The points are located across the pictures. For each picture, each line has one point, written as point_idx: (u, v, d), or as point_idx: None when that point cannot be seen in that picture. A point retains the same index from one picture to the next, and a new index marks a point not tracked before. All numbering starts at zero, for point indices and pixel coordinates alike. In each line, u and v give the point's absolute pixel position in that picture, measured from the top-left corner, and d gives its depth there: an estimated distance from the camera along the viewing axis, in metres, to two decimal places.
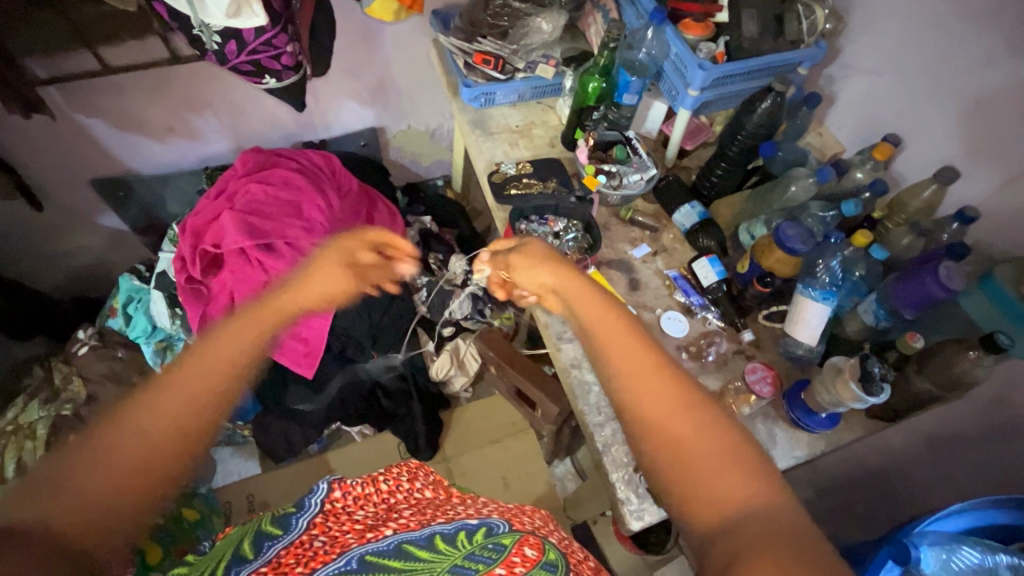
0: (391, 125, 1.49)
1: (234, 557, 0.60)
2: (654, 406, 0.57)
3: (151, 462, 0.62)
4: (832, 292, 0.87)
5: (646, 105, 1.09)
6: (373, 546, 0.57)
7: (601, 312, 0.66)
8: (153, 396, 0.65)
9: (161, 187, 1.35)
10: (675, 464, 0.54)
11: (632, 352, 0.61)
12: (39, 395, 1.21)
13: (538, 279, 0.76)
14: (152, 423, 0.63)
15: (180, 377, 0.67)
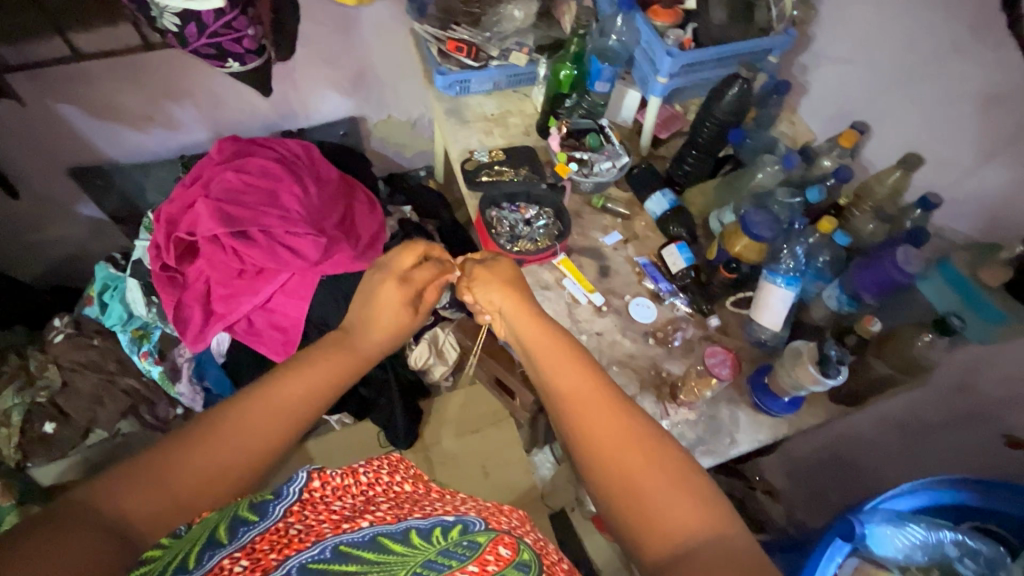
0: (371, 114, 1.49)
1: (208, 540, 0.50)
2: (597, 429, 0.59)
3: (216, 474, 0.55)
4: (795, 278, 0.87)
5: (620, 93, 1.09)
6: (348, 536, 0.50)
7: (551, 341, 0.70)
8: (248, 403, 0.60)
9: (139, 176, 1.35)
10: (621, 485, 0.55)
11: (577, 379, 0.64)
12: (14, 381, 1.20)
13: (490, 298, 0.81)
14: (239, 429, 0.58)
15: (273, 392, 0.62)
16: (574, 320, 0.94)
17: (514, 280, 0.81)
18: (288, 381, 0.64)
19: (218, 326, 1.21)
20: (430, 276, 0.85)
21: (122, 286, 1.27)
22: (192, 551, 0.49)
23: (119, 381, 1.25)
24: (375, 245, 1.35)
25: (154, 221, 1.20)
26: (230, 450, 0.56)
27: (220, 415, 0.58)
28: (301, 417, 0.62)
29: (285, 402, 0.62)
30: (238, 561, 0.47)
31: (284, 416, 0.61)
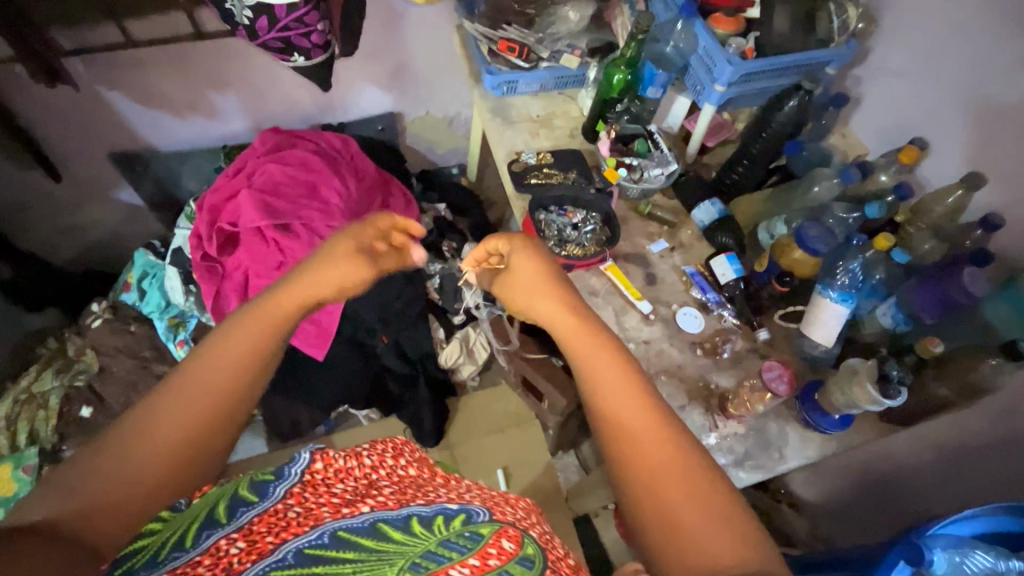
0: (409, 110, 1.48)
1: (208, 518, 0.51)
2: (651, 460, 0.58)
3: (123, 476, 0.50)
4: (850, 295, 0.86)
5: (670, 98, 1.10)
6: (348, 521, 0.49)
7: (590, 343, 0.66)
8: (168, 395, 0.54)
9: (178, 164, 1.35)
10: (663, 511, 0.55)
11: (623, 394, 0.62)
12: (52, 365, 1.23)
13: (524, 301, 0.73)
14: (157, 422, 0.53)
15: (192, 377, 0.55)
16: (623, 326, 0.93)
17: (550, 280, 0.73)
18: (204, 373, 0.55)
19: None
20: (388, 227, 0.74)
21: (160, 273, 1.27)
22: (190, 529, 0.49)
23: (154, 367, 1.23)
24: None
25: (197, 209, 1.21)
26: (135, 459, 0.51)
27: (148, 404, 0.54)
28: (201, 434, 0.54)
29: (222, 373, 0.56)
30: (234, 543, 0.47)
31: (215, 402, 0.55)
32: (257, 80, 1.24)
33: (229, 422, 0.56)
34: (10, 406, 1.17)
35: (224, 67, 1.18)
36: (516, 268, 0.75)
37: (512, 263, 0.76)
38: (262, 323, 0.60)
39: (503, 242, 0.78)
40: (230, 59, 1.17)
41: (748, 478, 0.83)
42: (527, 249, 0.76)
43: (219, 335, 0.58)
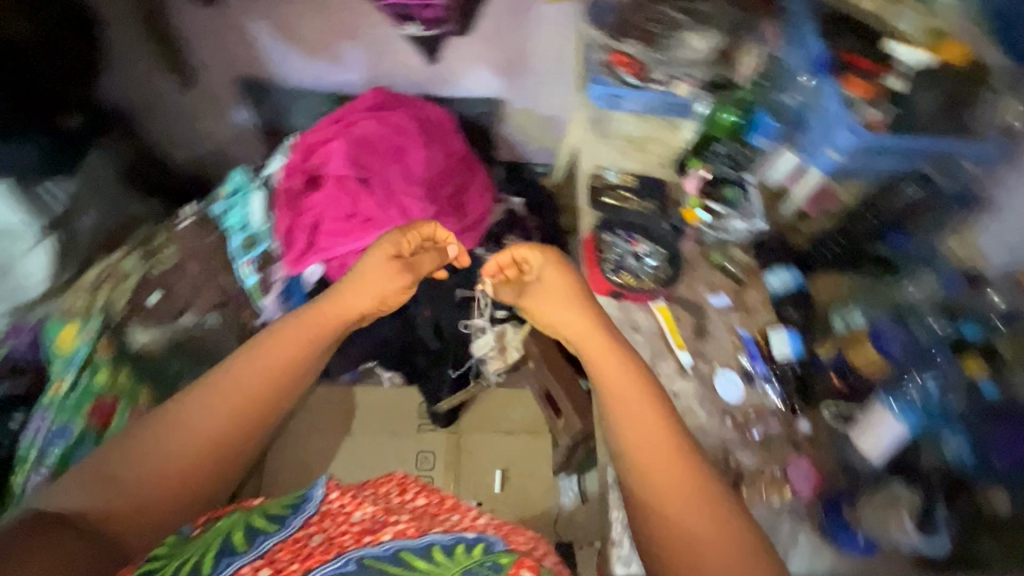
0: (511, 100, 1.47)
1: (226, 545, 0.65)
2: (669, 484, 0.65)
3: (160, 454, 0.70)
4: (915, 413, 0.80)
5: (778, 153, 1.01)
6: (369, 551, 0.63)
7: (613, 362, 0.74)
8: (203, 395, 0.74)
9: (292, 100, 1.44)
10: (676, 528, 0.63)
11: (646, 416, 0.69)
12: (137, 249, 1.32)
13: (561, 310, 0.82)
14: (197, 415, 0.72)
15: (236, 376, 0.75)
16: (655, 371, 0.89)
17: (580, 293, 0.82)
18: (241, 372, 0.75)
19: (317, 258, 1.26)
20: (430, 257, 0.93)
21: (248, 195, 1.37)
22: (210, 556, 0.64)
23: (219, 276, 1.32)
24: (476, 227, 1.35)
25: (296, 145, 1.29)
26: (205, 421, 0.73)
27: (174, 412, 0.73)
28: (234, 414, 0.74)
29: (274, 365, 0.77)
30: (261, 569, 0.62)
31: (249, 394, 0.75)
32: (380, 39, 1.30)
33: (261, 408, 0.76)
34: (97, 274, 1.26)
35: None
36: (546, 278, 0.84)
37: (545, 273, 0.84)
38: (308, 329, 0.81)
39: (534, 253, 0.85)
40: None
41: None
42: (554, 262, 0.85)
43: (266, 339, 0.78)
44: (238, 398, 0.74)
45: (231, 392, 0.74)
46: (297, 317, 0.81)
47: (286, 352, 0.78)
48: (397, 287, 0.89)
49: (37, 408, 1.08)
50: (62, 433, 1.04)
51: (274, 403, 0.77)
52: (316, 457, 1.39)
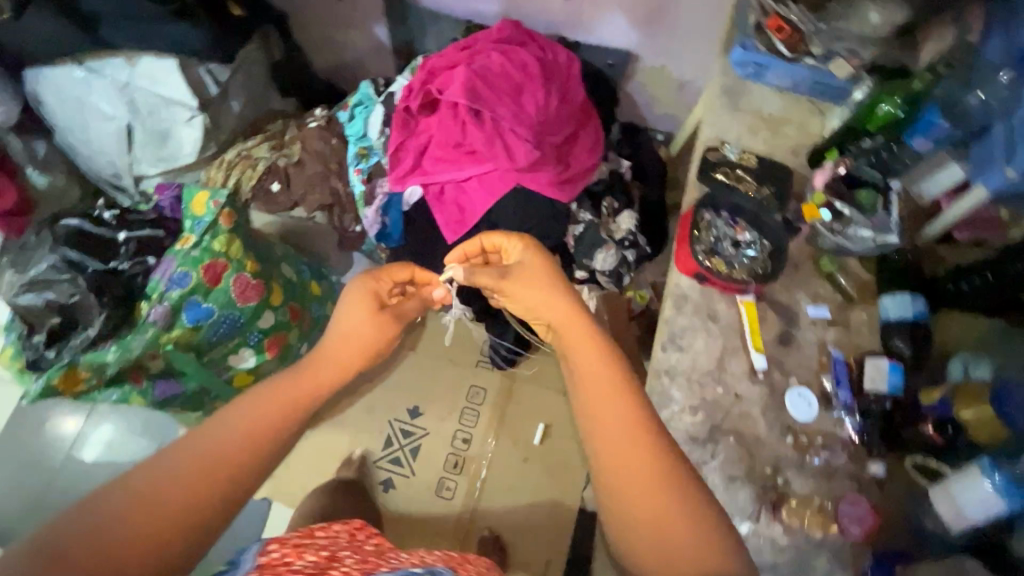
0: (646, 56, 1.39)
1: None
2: (647, 499, 0.64)
3: (162, 488, 0.62)
4: (1017, 493, 0.65)
5: (940, 161, 0.87)
6: None
7: (591, 357, 0.73)
8: (203, 435, 0.68)
9: (429, 22, 1.46)
10: (654, 533, 0.63)
11: (616, 427, 0.68)
12: (270, 140, 1.44)
13: (534, 299, 0.80)
14: (199, 448, 0.67)
15: (235, 416, 0.71)
16: (721, 366, 0.83)
17: (555, 281, 0.82)
18: (243, 412, 0.72)
19: (417, 181, 1.31)
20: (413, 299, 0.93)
21: (371, 108, 1.44)
22: None
23: (331, 180, 1.42)
24: (577, 181, 1.32)
25: (420, 66, 1.32)
26: (187, 473, 0.64)
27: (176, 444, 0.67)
28: (249, 446, 0.69)
29: (282, 402, 0.74)
30: None
31: (259, 428, 0.71)
32: None
33: (276, 436, 0.72)
34: (234, 156, 1.41)
35: None
36: (528, 264, 0.84)
37: (525, 262, 0.85)
38: (310, 381, 0.78)
39: (512, 242, 0.88)
40: None
41: None
42: (534, 251, 0.85)
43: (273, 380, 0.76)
44: (249, 423, 0.71)
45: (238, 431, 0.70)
46: (291, 366, 0.79)
47: (296, 392, 0.76)
48: (388, 337, 0.87)
49: (167, 254, 1.01)
50: (183, 279, 1.00)
51: (281, 438, 0.73)
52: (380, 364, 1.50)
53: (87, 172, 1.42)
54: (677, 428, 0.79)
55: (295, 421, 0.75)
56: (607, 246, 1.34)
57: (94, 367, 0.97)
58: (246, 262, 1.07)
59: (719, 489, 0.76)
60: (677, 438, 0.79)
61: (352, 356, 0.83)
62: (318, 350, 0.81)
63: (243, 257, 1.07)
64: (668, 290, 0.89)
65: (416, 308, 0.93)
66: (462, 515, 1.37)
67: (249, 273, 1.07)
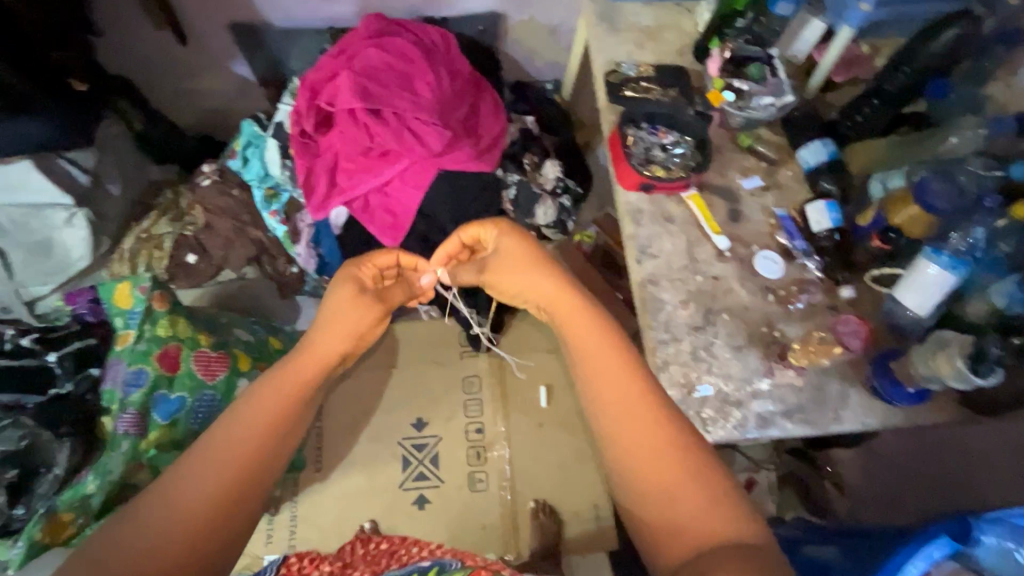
0: (513, 13, 1.42)
1: None
2: (646, 445, 0.64)
3: (165, 510, 0.60)
4: (964, 263, 0.76)
5: (802, 21, 0.98)
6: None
7: (575, 318, 0.77)
8: (197, 454, 0.64)
9: (288, 43, 1.39)
10: (650, 479, 0.63)
11: (617, 379, 0.70)
12: (167, 214, 1.36)
13: (513, 282, 0.85)
14: (199, 467, 0.63)
15: (226, 429, 0.67)
16: (693, 258, 0.89)
17: (533, 258, 0.85)
18: (232, 428, 0.67)
19: (339, 201, 1.26)
20: (400, 288, 0.96)
21: (262, 145, 1.37)
22: None
23: (249, 231, 1.35)
24: (493, 148, 1.33)
25: (299, 86, 1.26)
26: (186, 493, 0.61)
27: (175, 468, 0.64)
28: (245, 459, 0.66)
29: (268, 417, 0.69)
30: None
31: (251, 442, 0.67)
32: None
33: (266, 456, 0.67)
34: (132, 242, 1.33)
35: None
36: (504, 248, 0.88)
37: (501, 245, 0.88)
38: (291, 386, 0.74)
39: (487, 230, 0.91)
40: None
41: (795, 430, 0.79)
42: (509, 234, 0.89)
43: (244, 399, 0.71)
44: (238, 439, 0.66)
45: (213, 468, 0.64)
46: (283, 369, 0.76)
47: (284, 398, 0.72)
48: (372, 318, 0.88)
49: (113, 357, 0.94)
50: (139, 377, 0.93)
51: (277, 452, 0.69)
52: (368, 393, 1.45)
53: None
54: (678, 324, 0.84)
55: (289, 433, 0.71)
56: (544, 199, 1.38)
57: (79, 503, 0.87)
58: (199, 337, 1.00)
59: (733, 361, 0.82)
60: (681, 332, 0.84)
61: (333, 350, 0.81)
62: (305, 355, 0.79)
63: (194, 332, 0.99)
64: (622, 209, 0.93)
65: (404, 294, 0.96)
66: (503, 498, 1.38)
67: (208, 346, 1.00)
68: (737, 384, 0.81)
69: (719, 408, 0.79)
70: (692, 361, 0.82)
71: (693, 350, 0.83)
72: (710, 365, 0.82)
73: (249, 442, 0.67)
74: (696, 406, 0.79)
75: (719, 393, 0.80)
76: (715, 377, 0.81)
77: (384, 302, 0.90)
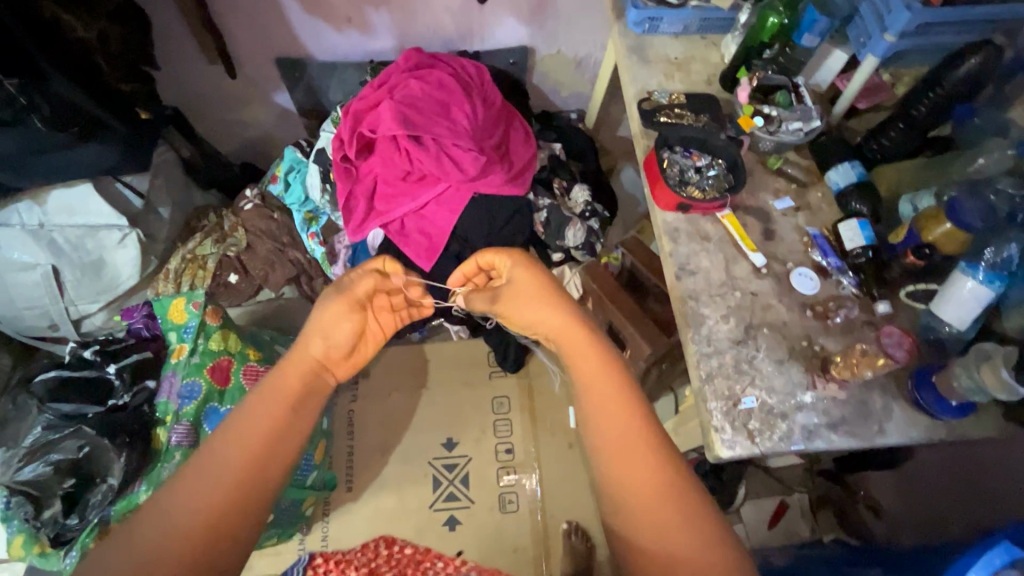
0: (542, 47, 1.49)
1: None
2: (644, 486, 0.65)
3: (166, 527, 0.56)
4: (999, 277, 0.79)
5: (825, 52, 1.04)
6: None
7: (581, 349, 0.77)
8: (203, 459, 0.61)
9: (330, 75, 1.46)
10: (647, 520, 0.63)
11: (619, 419, 0.70)
12: (211, 235, 1.40)
13: (527, 316, 0.85)
14: (194, 488, 0.58)
15: (219, 441, 0.62)
16: (730, 275, 0.92)
17: (548, 291, 0.85)
18: (237, 430, 0.63)
19: (377, 223, 1.31)
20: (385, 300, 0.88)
21: (304, 170, 1.43)
22: None
23: (290, 252, 1.41)
24: (524, 173, 1.38)
25: (342, 114, 1.33)
26: (182, 507, 0.57)
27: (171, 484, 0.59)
28: (263, 466, 0.62)
29: (269, 421, 0.64)
30: None
31: (257, 452, 0.62)
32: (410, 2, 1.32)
33: (267, 466, 0.62)
34: (178, 261, 1.36)
35: None
36: (517, 281, 0.89)
37: (514, 273, 0.90)
38: (289, 390, 0.69)
39: (501, 258, 0.95)
40: None
41: (840, 442, 0.80)
42: (523, 264, 0.91)
43: (243, 405, 0.65)
44: (242, 448, 0.62)
45: (217, 467, 0.60)
46: (292, 368, 0.72)
47: (289, 400, 0.68)
48: (347, 330, 0.79)
49: (167, 370, 0.98)
50: (193, 390, 0.95)
51: (292, 459, 0.65)
52: (398, 413, 1.47)
53: (12, 332, 1.28)
54: (720, 338, 0.87)
55: (299, 435, 0.66)
56: (573, 223, 1.41)
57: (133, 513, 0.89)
58: (247, 352, 1.03)
59: (775, 373, 0.84)
60: (723, 346, 0.86)
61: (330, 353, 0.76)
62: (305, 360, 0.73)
63: (245, 347, 1.03)
64: (659, 228, 0.97)
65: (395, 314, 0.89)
66: (534, 518, 1.38)
67: (257, 362, 1.04)
68: (781, 397, 0.82)
69: (765, 419, 0.81)
70: (735, 374, 0.84)
71: (735, 363, 0.85)
72: (753, 377, 0.84)
73: (265, 445, 0.63)
74: (742, 418, 0.81)
75: (763, 405, 0.82)
76: (758, 390, 0.83)
77: (364, 312, 0.83)
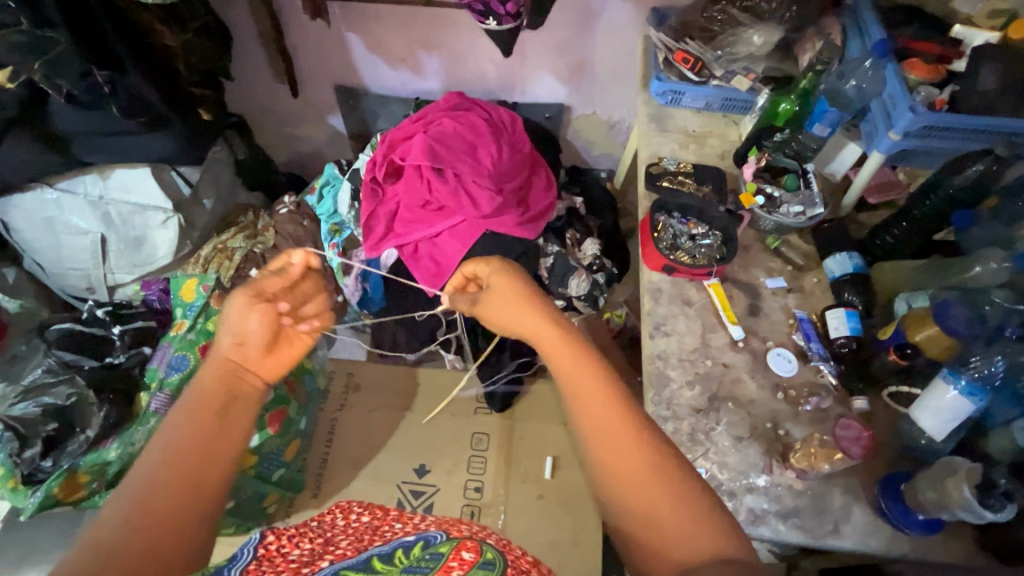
0: (578, 107, 1.58)
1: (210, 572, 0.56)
2: (634, 474, 0.59)
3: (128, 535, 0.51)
4: (981, 391, 0.75)
5: (838, 144, 1.04)
6: (344, 562, 0.59)
7: (557, 342, 0.69)
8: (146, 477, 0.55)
9: (380, 106, 1.59)
10: (641, 512, 0.58)
11: (601, 412, 0.63)
12: (245, 231, 1.52)
13: (501, 313, 0.77)
14: (142, 501, 0.53)
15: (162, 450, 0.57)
16: (705, 343, 0.91)
17: (526, 294, 0.77)
18: (172, 437, 0.58)
19: (392, 244, 1.39)
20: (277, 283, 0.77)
21: (338, 186, 1.54)
22: None
23: None
24: (538, 220, 1.42)
25: (380, 141, 1.44)
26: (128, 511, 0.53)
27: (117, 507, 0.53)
28: (210, 449, 0.58)
29: (208, 409, 0.61)
30: None
31: (202, 445, 0.58)
32: (459, 51, 1.45)
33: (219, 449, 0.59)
34: (209, 250, 1.47)
35: (416, 27, 1.40)
36: (495, 287, 0.80)
37: (496, 280, 0.80)
38: (223, 385, 0.65)
39: (483, 267, 0.85)
40: (429, 23, 1.38)
41: (788, 534, 0.76)
42: (503, 271, 0.81)
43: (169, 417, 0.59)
44: (187, 437, 0.58)
45: (168, 467, 0.56)
46: (218, 359, 0.67)
47: (222, 392, 0.64)
48: (260, 326, 0.71)
49: (163, 342, 1.08)
50: (181, 363, 1.04)
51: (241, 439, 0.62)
52: (378, 429, 1.49)
53: (55, 288, 1.43)
54: (681, 404, 0.85)
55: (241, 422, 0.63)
56: (579, 272, 1.44)
57: (95, 467, 0.97)
58: None
59: (731, 450, 0.82)
60: (682, 412, 0.85)
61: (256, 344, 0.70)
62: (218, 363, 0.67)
63: None
64: (644, 286, 0.98)
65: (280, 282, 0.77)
66: None
67: None
68: (732, 474, 0.80)
69: None
70: (689, 442, 0.82)
71: (692, 431, 0.83)
72: (707, 449, 0.82)
73: (211, 436, 0.59)
74: None
75: (712, 478, 0.79)
76: (710, 462, 0.81)
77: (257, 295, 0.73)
